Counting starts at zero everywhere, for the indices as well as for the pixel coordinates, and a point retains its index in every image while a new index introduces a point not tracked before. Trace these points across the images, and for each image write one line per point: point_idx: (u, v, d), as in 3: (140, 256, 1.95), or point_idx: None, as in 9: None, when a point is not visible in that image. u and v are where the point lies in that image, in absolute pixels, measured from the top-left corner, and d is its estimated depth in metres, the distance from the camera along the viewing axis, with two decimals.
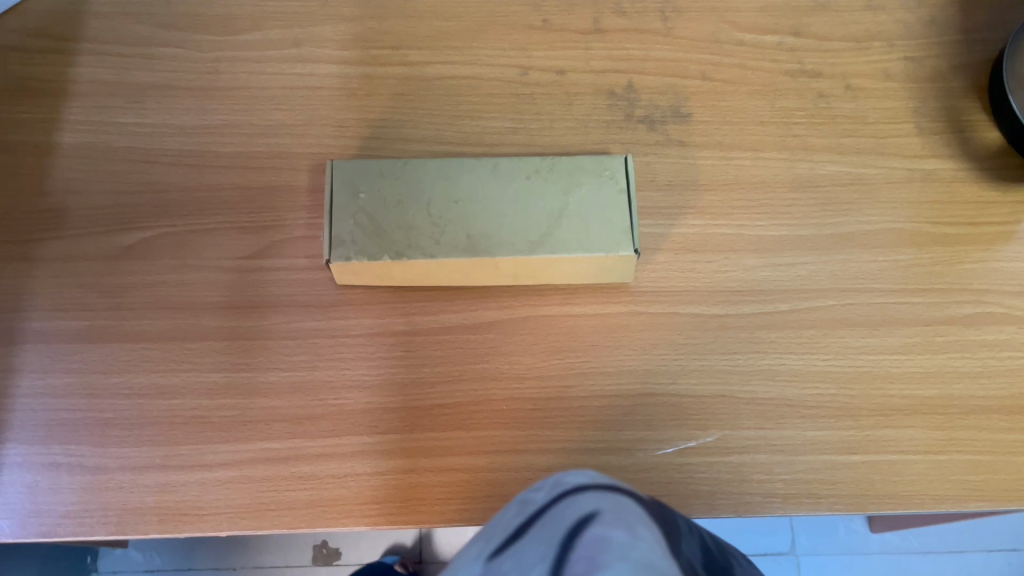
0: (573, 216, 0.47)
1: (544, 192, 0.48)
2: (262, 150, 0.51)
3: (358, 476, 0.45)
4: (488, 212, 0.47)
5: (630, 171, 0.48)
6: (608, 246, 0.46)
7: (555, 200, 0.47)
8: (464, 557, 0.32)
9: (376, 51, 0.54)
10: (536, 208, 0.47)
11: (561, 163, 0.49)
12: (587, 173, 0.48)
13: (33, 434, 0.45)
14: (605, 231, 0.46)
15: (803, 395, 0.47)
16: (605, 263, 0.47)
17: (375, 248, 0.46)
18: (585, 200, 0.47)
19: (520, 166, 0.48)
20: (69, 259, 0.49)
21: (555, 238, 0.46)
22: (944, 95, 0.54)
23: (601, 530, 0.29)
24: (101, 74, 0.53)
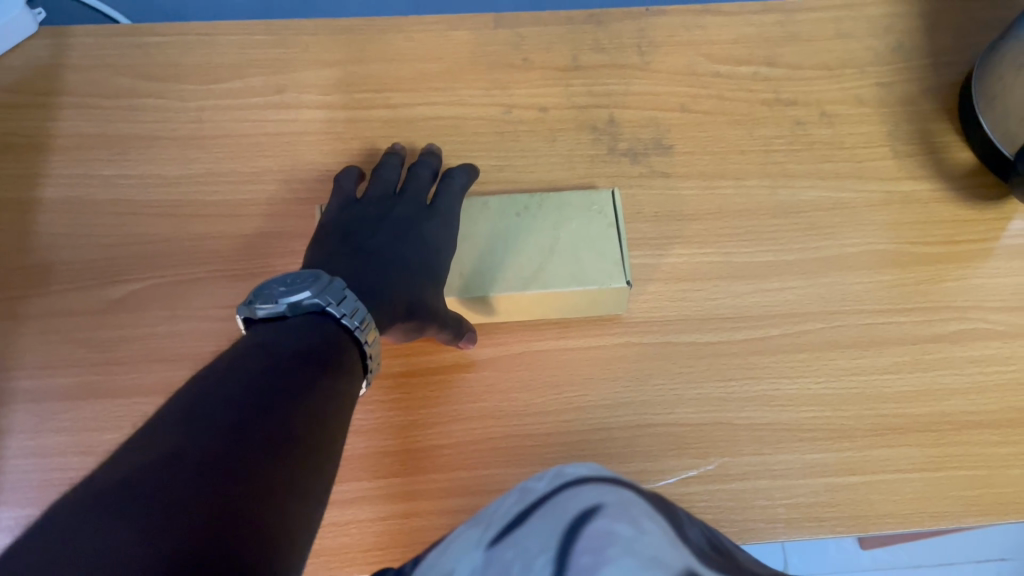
0: (564, 253, 0.47)
1: (535, 229, 0.48)
2: (249, 197, 0.51)
3: (360, 522, 0.45)
4: (479, 253, 0.48)
5: (617, 203, 0.49)
6: (601, 279, 0.46)
7: (545, 237, 0.47)
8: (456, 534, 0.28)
9: (359, 94, 0.54)
10: (527, 245, 0.47)
11: (548, 201, 0.49)
12: (576, 210, 0.48)
13: (26, 495, 0.44)
14: (597, 265, 0.46)
15: (800, 419, 0.47)
16: (602, 297, 0.47)
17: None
18: (575, 236, 0.48)
19: (509, 207, 0.49)
20: (57, 315, 0.48)
21: (546, 273, 0.46)
22: (916, 118, 0.55)
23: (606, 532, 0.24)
24: (82, 127, 0.53)
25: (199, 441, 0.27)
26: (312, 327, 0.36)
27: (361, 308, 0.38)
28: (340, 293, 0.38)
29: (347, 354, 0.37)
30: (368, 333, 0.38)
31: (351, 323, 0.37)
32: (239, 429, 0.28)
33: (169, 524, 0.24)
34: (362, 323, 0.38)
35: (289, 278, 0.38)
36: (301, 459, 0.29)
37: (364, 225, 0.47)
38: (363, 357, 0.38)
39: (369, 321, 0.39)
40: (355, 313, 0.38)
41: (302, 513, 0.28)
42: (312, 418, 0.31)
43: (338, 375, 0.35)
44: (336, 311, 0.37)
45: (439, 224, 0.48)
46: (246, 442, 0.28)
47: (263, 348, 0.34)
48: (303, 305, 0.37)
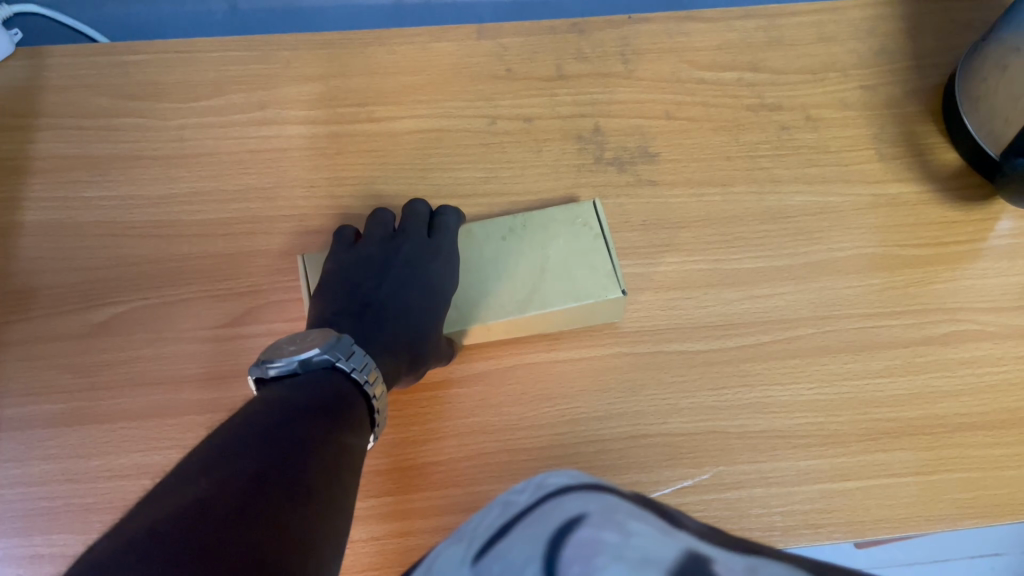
0: (555, 270, 0.46)
1: (522, 249, 0.47)
2: (234, 215, 0.50)
3: (354, 543, 0.44)
4: (469, 281, 0.47)
5: (601, 213, 0.48)
6: (595, 293, 0.45)
7: (534, 255, 0.47)
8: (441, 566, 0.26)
9: (343, 109, 0.54)
10: (516, 267, 0.47)
11: (531, 218, 0.48)
12: (561, 225, 0.48)
13: (13, 525, 0.43)
14: (590, 279, 0.46)
15: (793, 426, 0.47)
16: (599, 309, 0.46)
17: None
18: (565, 252, 0.47)
19: (493, 230, 0.49)
20: (40, 340, 0.47)
21: (540, 294, 0.46)
22: (901, 121, 0.55)
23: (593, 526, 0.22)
24: (62, 149, 0.52)
25: (220, 491, 0.27)
26: (323, 381, 0.37)
27: (368, 360, 0.39)
28: (349, 348, 0.39)
29: (357, 405, 0.37)
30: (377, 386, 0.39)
31: (360, 378, 0.38)
32: (258, 479, 0.28)
33: (195, 569, 0.23)
34: (371, 377, 0.38)
35: (296, 337, 0.39)
36: (320, 506, 0.29)
37: (362, 279, 0.46)
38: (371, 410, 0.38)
39: (378, 374, 0.39)
40: (364, 368, 0.38)
41: (325, 561, 0.28)
42: (328, 466, 0.31)
43: (347, 425, 0.35)
44: (344, 365, 0.38)
45: (438, 269, 0.47)
46: (265, 490, 0.28)
47: (275, 403, 0.34)
48: (314, 362, 0.37)
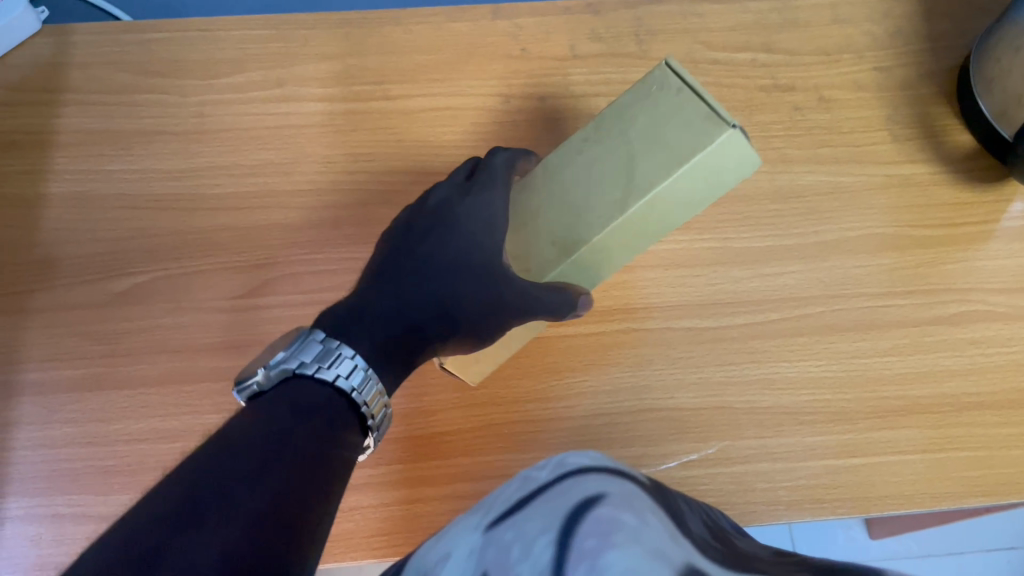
0: (645, 148, 0.42)
1: (604, 146, 0.44)
2: (251, 190, 0.51)
3: (364, 508, 0.46)
4: (560, 202, 0.44)
5: (677, 70, 0.43)
6: (700, 144, 0.41)
7: (618, 145, 0.43)
8: (459, 530, 0.27)
9: (358, 87, 0.54)
10: (605, 165, 0.43)
11: (603, 115, 0.44)
12: (632, 101, 0.44)
13: (36, 485, 0.45)
14: (686, 136, 0.41)
15: (800, 403, 0.47)
16: (722, 160, 0.42)
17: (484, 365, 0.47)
18: (649, 124, 0.43)
19: (567, 149, 0.45)
20: (63, 309, 0.49)
21: (642, 178, 0.42)
22: (916, 102, 0.54)
23: (609, 506, 0.24)
24: (85, 123, 0.53)
25: (119, 558, 0.25)
26: (285, 393, 0.35)
27: (342, 355, 0.37)
28: (315, 347, 0.37)
29: (327, 417, 0.35)
30: (356, 379, 0.36)
31: (327, 377, 0.36)
32: (163, 549, 0.26)
33: None
34: (343, 372, 0.36)
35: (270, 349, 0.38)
36: (258, 552, 0.27)
37: (399, 237, 0.45)
38: (357, 405, 0.36)
39: (354, 368, 0.36)
40: (333, 366, 0.36)
41: None
42: (278, 491, 0.30)
43: (317, 437, 0.33)
44: (308, 368, 0.36)
45: (471, 216, 0.44)
46: (164, 565, 0.25)
47: (236, 425, 0.33)
48: (275, 375, 0.36)
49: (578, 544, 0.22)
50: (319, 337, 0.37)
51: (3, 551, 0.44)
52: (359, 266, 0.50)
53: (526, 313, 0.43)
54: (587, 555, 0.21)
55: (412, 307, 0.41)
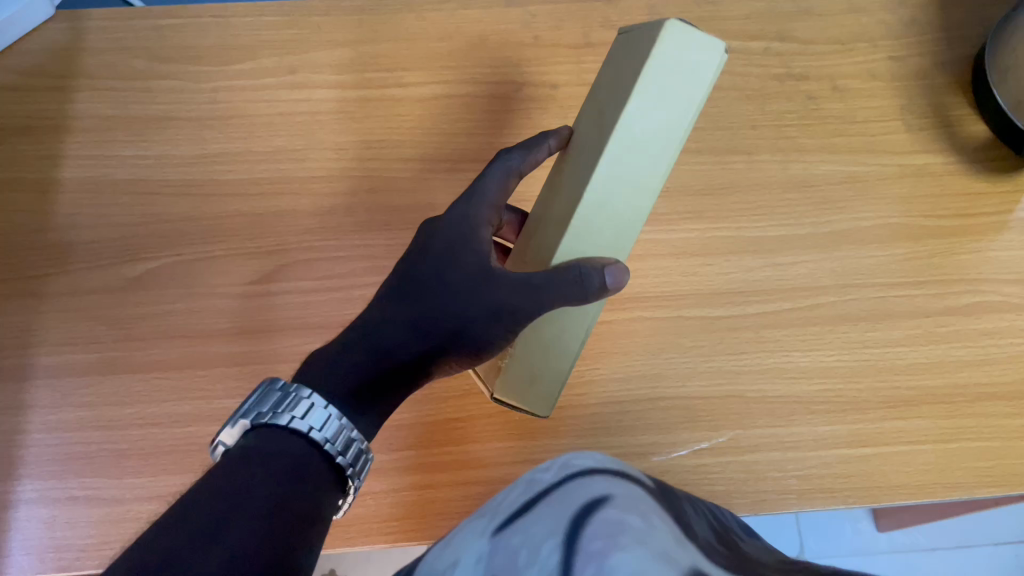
0: (616, 95, 0.39)
1: (592, 122, 0.41)
2: (264, 176, 0.51)
3: (376, 494, 0.46)
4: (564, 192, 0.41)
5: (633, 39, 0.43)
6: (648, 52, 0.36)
7: (600, 113, 0.40)
8: (466, 534, 0.28)
9: (371, 74, 0.54)
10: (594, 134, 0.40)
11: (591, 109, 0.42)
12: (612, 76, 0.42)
13: (50, 468, 0.45)
14: (640, 56, 0.37)
15: (812, 392, 0.47)
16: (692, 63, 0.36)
17: (534, 389, 0.42)
18: (620, 77, 0.39)
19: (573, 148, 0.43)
20: (78, 293, 0.49)
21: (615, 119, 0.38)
22: (931, 92, 0.54)
23: (614, 511, 0.25)
24: (98, 109, 0.53)
25: None
26: (246, 445, 0.33)
27: (296, 398, 0.35)
28: (272, 393, 0.35)
29: (298, 464, 0.33)
30: (311, 418, 0.34)
31: (279, 422, 0.34)
32: None
33: None
34: (294, 414, 0.34)
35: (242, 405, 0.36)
36: None
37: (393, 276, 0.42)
38: (319, 445, 0.34)
39: (309, 408, 0.34)
40: (285, 410, 0.34)
41: None
42: (231, 553, 0.28)
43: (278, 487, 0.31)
44: (263, 416, 0.34)
45: (456, 231, 0.41)
46: None
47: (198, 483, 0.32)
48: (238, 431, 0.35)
49: (585, 546, 0.23)
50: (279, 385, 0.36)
51: (17, 533, 0.44)
52: (372, 253, 0.50)
53: (528, 308, 0.38)
54: (595, 549, 0.22)
55: (393, 336, 0.37)
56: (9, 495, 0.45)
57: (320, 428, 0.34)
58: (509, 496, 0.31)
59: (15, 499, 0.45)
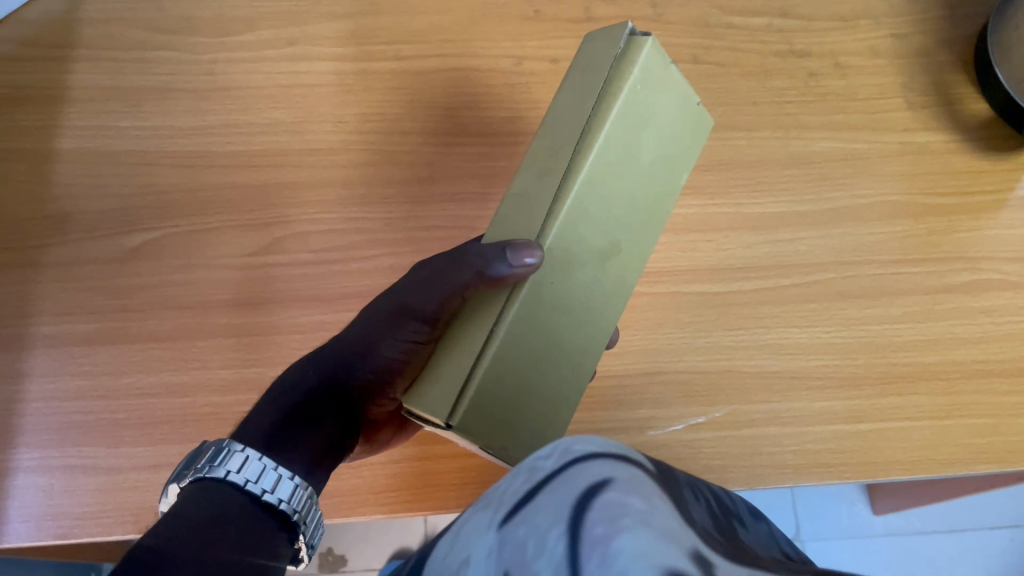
0: None
1: None
2: (261, 148, 0.51)
3: (373, 465, 0.46)
4: None
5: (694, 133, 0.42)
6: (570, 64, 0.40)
7: None
8: (469, 525, 0.29)
9: (370, 47, 0.53)
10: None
11: None
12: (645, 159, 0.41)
13: (48, 437, 0.45)
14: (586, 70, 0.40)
15: (809, 368, 0.47)
16: (598, 50, 0.38)
17: (439, 391, 0.34)
18: None
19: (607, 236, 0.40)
20: (75, 263, 0.49)
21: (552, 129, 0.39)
22: (933, 70, 0.53)
23: (616, 496, 0.25)
24: (96, 79, 0.53)
25: None
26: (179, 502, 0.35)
27: (223, 449, 0.36)
28: (201, 451, 0.37)
29: (227, 509, 0.35)
30: (231, 463, 0.35)
31: (201, 473, 0.35)
32: None
33: None
34: (214, 462, 0.36)
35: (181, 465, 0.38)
36: None
37: None
38: (242, 485, 0.35)
39: (228, 455, 0.36)
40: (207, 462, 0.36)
41: None
42: None
43: (218, 538, 0.33)
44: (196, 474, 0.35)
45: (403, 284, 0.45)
46: None
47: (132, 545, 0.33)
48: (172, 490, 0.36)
49: (589, 532, 0.23)
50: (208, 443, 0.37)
51: (16, 501, 0.44)
52: (369, 226, 0.50)
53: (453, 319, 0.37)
54: (600, 538, 0.22)
55: (307, 372, 0.42)
56: (8, 463, 0.45)
57: (241, 471, 0.35)
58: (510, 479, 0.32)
59: (13, 468, 0.45)
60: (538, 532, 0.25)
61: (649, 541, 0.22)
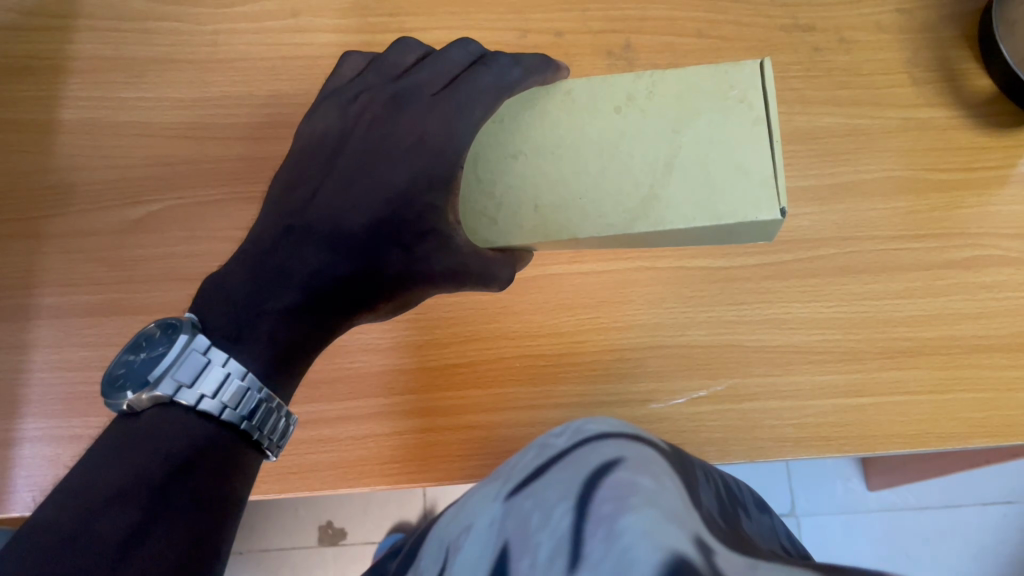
0: (686, 176, 0.40)
1: (641, 147, 0.40)
2: (265, 120, 0.51)
3: (378, 436, 0.47)
4: (569, 176, 0.41)
5: (768, 94, 0.40)
6: (733, 211, 0.39)
7: (658, 156, 0.40)
8: (482, 504, 0.31)
9: (373, 19, 0.53)
10: (645, 138, 0.41)
11: (665, 107, 0.41)
12: (714, 106, 0.40)
13: (53, 407, 0.46)
14: (736, 195, 0.39)
15: (810, 343, 0.48)
16: (736, 231, 0.40)
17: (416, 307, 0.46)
18: (700, 160, 0.40)
19: (613, 122, 0.41)
20: (78, 235, 0.49)
21: (663, 201, 0.39)
22: (938, 44, 0.53)
23: (625, 474, 0.26)
24: (97, 50, 0.52)
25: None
26: (172, 419, 0.35)
27: (231, 382, 0.36)
28: (200, 368, 0.35)
29: (214, 440, 0.36)
30: (226, 395, 0.36)
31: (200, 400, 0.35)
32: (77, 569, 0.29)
33: None
34: (214, 392, 0.35)
35: (147, 350, 0.36)
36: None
37: (336, 171, 0.43)
38: (246, 428, 0.36)
39: (223, 381, 0.36)
40: (197, 383, 0.35)
41: None
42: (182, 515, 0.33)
43: (224, 464, 0.35)
44: (207, 403, 0.35)
45: (416, 157, 0.42)
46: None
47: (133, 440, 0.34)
48: (150, 397, 0.35)
49: (596, 510, 0.24)
50: (196, 341, 0.36)
51: (22, 470, 0.45)
52: None
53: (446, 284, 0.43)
54: (606, 515, 0.23)
55: (318, 274, 0.40)
56: (14, 433, 0.46)
57: (236, 407, 0.36)
58: (523, 460, 0.33)
59: (19, 437, 0.46)
60: (548, 509, 0.26)
61: (655, 515, 0.22)
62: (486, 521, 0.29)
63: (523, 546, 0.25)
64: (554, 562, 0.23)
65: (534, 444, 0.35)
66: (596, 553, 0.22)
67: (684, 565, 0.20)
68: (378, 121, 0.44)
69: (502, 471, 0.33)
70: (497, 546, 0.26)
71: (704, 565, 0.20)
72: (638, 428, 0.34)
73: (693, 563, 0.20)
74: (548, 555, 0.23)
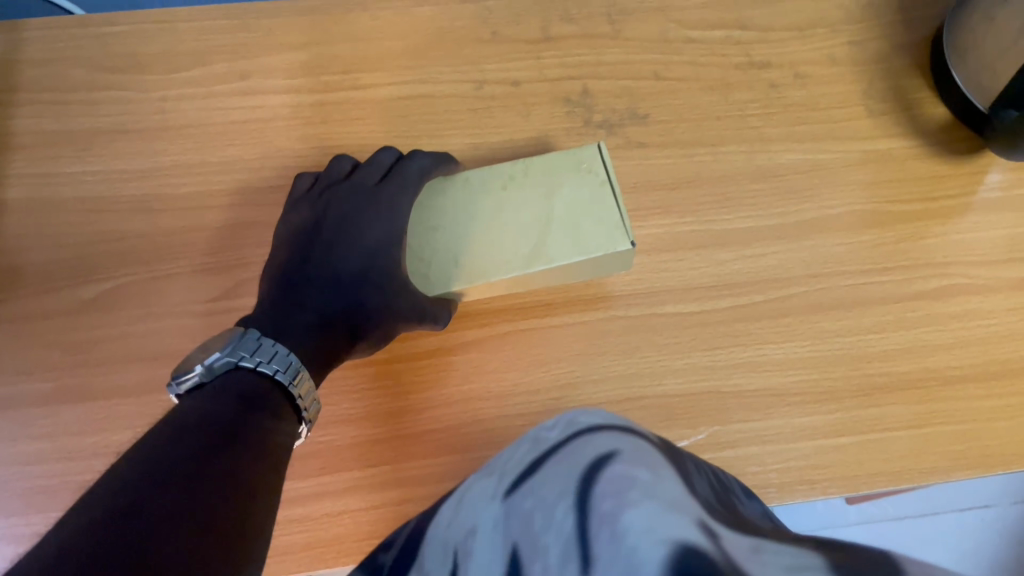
0: (561, 223, 0.44)
1: (522, 204, 0.44)
2: (220, 188, 0.50)
3: (354, 512, 0.46)
4: (470, 233, 0.44)
5: (606, 158, 0.45)
6: (604, 246, 0.43)
7: (537, 209, 0.44)
8: (478, 509, 0.30)
9: (326, 77, 0.52)
10: (523, 204, 0.44)
11: (535, 172, 0.45)
12: (569, 167, 0.45)
13: (12, 504, 0.44)
14: (600, 233, 0.44)
15: (787, 384, 0.47)
16: (609, 262, 0.45)
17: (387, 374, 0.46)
18: (570, 208, 0.44)
19: (495, 189, 0.45)
20: (29, 318, 0.47)
21: (548, 245, 0.44)
22: (890, 75, 0.53)
23: (620, 465, 0.25)
24: (43, 124, 0.51)
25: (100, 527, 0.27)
26: (229, 387, 0.36)
27: (282, 352, 0.38)
28: (257, 343, 0.38)
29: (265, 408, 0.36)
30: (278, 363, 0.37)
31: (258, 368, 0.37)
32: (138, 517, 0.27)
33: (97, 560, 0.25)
34: (270, 359, 0.37)
35: (205, 344, 0.38)
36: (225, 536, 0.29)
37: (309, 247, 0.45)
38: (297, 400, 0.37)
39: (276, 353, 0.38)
40: (255, 353, 0.37)
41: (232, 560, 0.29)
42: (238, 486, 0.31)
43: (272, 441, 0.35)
44: (266, 369, 0.37)
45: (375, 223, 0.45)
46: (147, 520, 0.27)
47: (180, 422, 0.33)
48: (217, 367, 0.36)
49: (596, 507, 0.23)
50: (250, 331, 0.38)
51: None
52: None
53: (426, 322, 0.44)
54: (606, 511, 0.22)
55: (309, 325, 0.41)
56: None
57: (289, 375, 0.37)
58: (517, 455, 0.33)
59: None
60: (546, 510, 0.25)
61: (658, 509, 0.21)
62: (490, 524, 0.27)
63: (531, 548, 0.24)
64: (565, 564, 0.22)
65: (526, 440, 0.34)
66: (603, 552, 0.21)
67: (693, 557, 0.19)
68: (334, 204, 0.46)
69: (496, 470, 0.33)
70: (505, 550, 0.25)
71: (715, 555, 0.19)
72: (630, 420, 0.32)
73: (704, 556, 0.19)
74: (557, 559, 0.22)
